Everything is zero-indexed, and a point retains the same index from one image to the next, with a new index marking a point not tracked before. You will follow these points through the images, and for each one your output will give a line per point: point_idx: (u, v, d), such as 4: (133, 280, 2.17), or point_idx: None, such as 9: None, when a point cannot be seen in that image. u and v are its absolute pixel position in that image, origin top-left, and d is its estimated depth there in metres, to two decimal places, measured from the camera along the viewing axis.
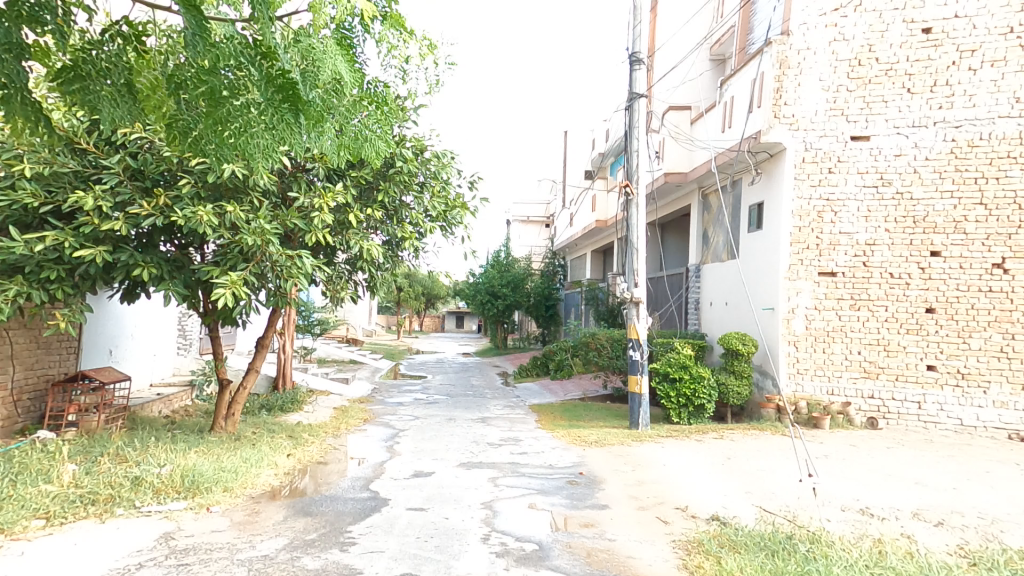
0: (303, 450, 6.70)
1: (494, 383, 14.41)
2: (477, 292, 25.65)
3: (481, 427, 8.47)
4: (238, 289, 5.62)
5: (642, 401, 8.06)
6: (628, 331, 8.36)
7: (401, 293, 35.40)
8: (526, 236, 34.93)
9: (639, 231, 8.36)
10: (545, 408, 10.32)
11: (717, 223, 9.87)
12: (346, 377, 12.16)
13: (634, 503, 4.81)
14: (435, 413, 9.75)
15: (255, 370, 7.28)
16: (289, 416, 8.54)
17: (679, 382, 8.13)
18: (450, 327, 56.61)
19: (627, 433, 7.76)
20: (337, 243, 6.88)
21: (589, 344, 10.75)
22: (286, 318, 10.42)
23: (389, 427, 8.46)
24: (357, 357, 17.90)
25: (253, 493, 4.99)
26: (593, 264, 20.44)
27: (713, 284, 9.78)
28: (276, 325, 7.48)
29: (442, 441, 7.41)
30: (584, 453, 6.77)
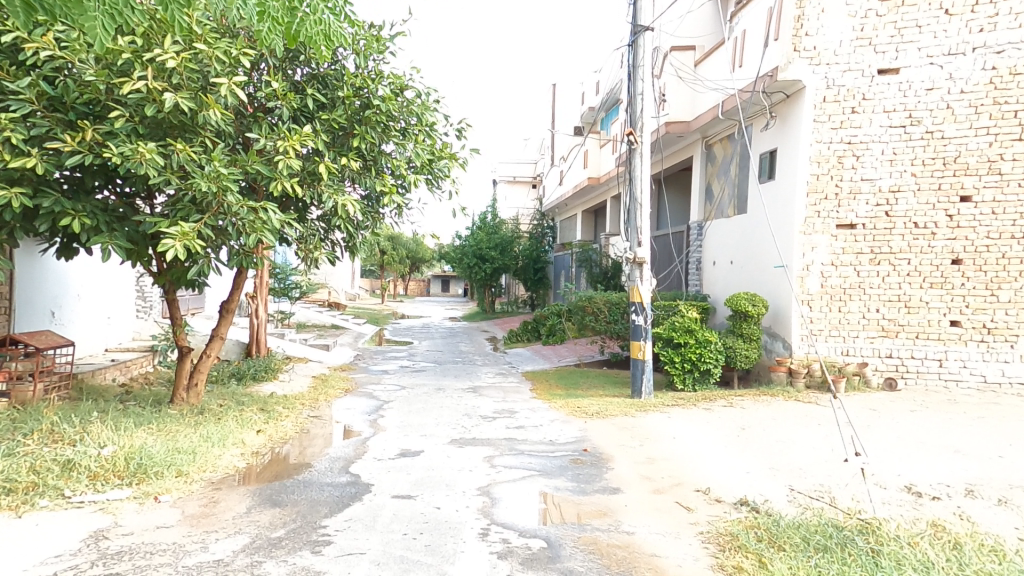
0: (276, 425, 6.03)
1: (483, 349, 13.83)
2: (463, 255, 24.81)
3: (473, 398, 7.87)
4: (191, 241, 4.80)
5: (646, 367, 7.54)
6: (630, 293, 7.76)
7: (385, 258, 34.42)
8: (513, 198, 33.92)
9: (644, 183, 7.62)
10: (538, 376, 9.77)
11: (722, 175, 9.16)
12: (326, 345, 11.47)
13: (649, 486, 4.28)
14: (422, 382, 9.15)
15: (221, 337, 6.53)
16: (262, 387, 7.84)
17: (684, 346, 7.61)
18: (435, 292, 55.86)
19: (630, 403, 7.24)
20: (309, 197, 6.00)
21: (585, 308, 10.17)
22: (259, 280, 9.63)
23: (373, 398, 7.82)
24: (338, 322, 17.14)
25: (214, 478, 4.32)
26: (585, 224, 19.70)
27: (718, 243, 9.16)
28: (243, 287, 6.69)
29: (431, 414, 6.80)
30: (586, 427, 6.28)
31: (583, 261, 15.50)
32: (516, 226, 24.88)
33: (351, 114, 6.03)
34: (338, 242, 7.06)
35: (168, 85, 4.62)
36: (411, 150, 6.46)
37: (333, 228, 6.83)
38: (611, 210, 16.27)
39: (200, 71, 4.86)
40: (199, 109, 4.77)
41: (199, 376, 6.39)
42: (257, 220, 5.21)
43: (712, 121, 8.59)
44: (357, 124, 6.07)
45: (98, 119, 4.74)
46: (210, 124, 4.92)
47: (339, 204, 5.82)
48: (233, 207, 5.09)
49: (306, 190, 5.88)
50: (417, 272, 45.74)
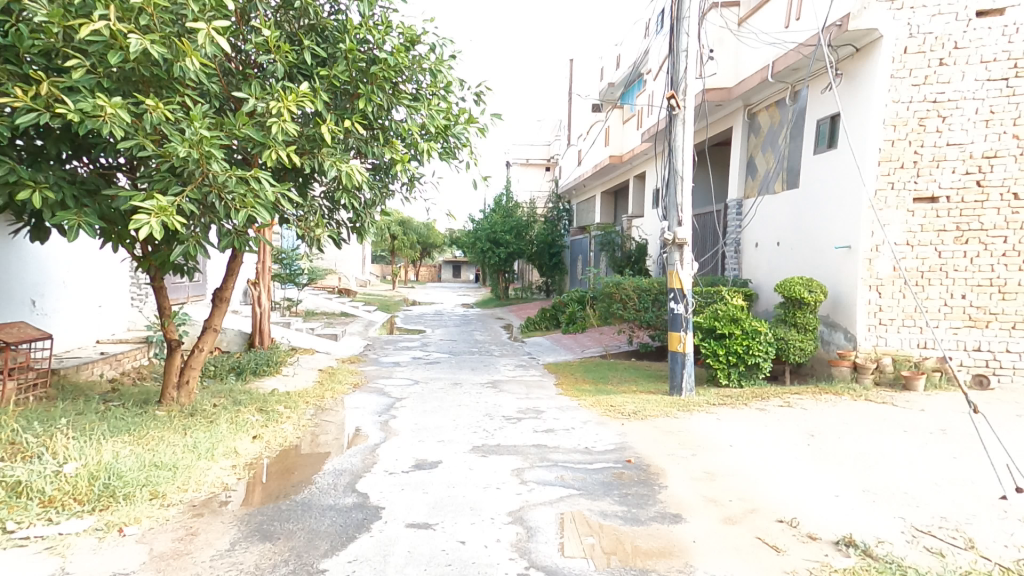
0: (276, 429, 5.35)
1: (500, 338, 13.09)
2: (476, 239, 23.97)
3: (494, 395, 7.15)
4: (169, 216, 4.04)
5: (687, 361, 6.77)
6: (668, 279, 6.95)
7: (395, 242, 33.82)
8: (527, 181, 32.97)
9: (686, 154, 6.72)
10: (562, 370, 9.02)
11: (768, 146, 8.27)
12: (335, 335, 10.82)
13: (719, 513, 3.50)
14: (438, 376, 8.45)
15: (215, 329, 5.83)
16: (263, 382, 7.17)
17: (729, 338, 6.81)
18: (447, 278, 55.26)
19: (671, 401, 6.46)
20: (308, 168, 5.28)
21: (612, 295, 9.39)
22: (261, 266, 8.95)
23: (384, 395, 7.13)
24: (349, 310, 16.53)
25: (196, 500, 3.65)
26: (604, 207, 18.78)
27: (762, 222, 8.30)
28: (239, 273, 5.98)
29: (449, 415, 6.10)
30: (624, 431, 5.52)
31: (605, 245, 14.61)
32: (532, 209, 23.98)
33: (354, 71, 5.25)
34: (344, 223, 6.34)
35: (136, 28, 3.86)
36: (423, 116, 5.69)
37: (336, 203, 6.10)
38: (633, 190, 15.38)
39: (174, 14, 4.11)
40: (174, 59, 4.02)
41: (191, 372, 5.72)
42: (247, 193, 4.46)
43: (759, 84, 7.74)
44: (362, 84, 5.28)
45: (59, 74, 4.02)
46: (188, 78, 4.18)
47: (345, 174, 5.10)
48: (218, 176, 4.35)
49: (305, 160, 5.16)
50: (429, 257, 45.06)
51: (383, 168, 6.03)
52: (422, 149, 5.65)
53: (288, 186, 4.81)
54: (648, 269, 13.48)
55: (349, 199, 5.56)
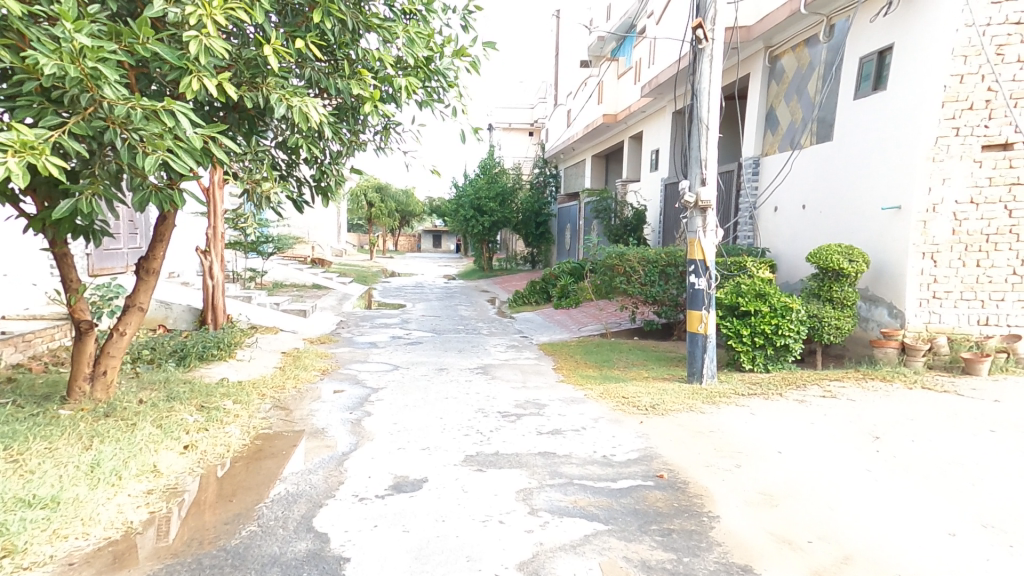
0: (219, 433, 4.26)
1: (487, 313, 12.12)
2: (459, 207, 22.66)
3: (487, 387, 6.21)
4: (36, 157, 2.83)
5: (708, 344, 5.86)
6: (689, 249, 5.97)
7: (373, 210, 32.29)
8: (512, 146, 31.52)
9: (712, 98, 5.64)
10: (560, 353, 8.11)
11: (793, 94, 7.17)
12: (305, 311, 9.67)
13: (804, 562, 2.62)
14: (421, 360, 7.45)
15: (140, 308, 4.67)
16: (211, 369, 6.04)
17: (755, 316, 5.89)
18: (428, 247, 53.81)
19: (693, 392, 5.58)
20: (251, 101, 4.05)
21: (614, 268, 8.53)
22: (212, 231, 7.66)
23: (358, 384, 6.10)
24: (322, 282, 15.34)
25: (76, 556, 2.59)
26: (595, 171, 17.68)
27: (781, 183, 7.33)
28: (169, 240, 4.78)
29: (435, 413, 5.12)
30: (645, 431, 4.59)
31: (600, 212, 13.61)
32: (518, 175, 22.71)
33: None
34: (305, 181, 5.31)
35: None
36: (399, 43, 4.47)
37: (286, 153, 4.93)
38: (628, 152, 14.37)
39: None
40: None
41: (110, 361, 4.56)
42: (158, 133, 3.27)
43: (788, 18, 6.71)
44: None
45: None
46: None
47: (298, 111, 3.91)
48: (114, 107, 3.15)
49: (244, 92, 3.96)
50: (409, 226, 43.46)
51: (348, 109, 4.81)
52: (399, 85, 4.42)
53: (224, 128, 3.66)
54: (646, 237, 12.59)
55: (304, 146, 4.42)
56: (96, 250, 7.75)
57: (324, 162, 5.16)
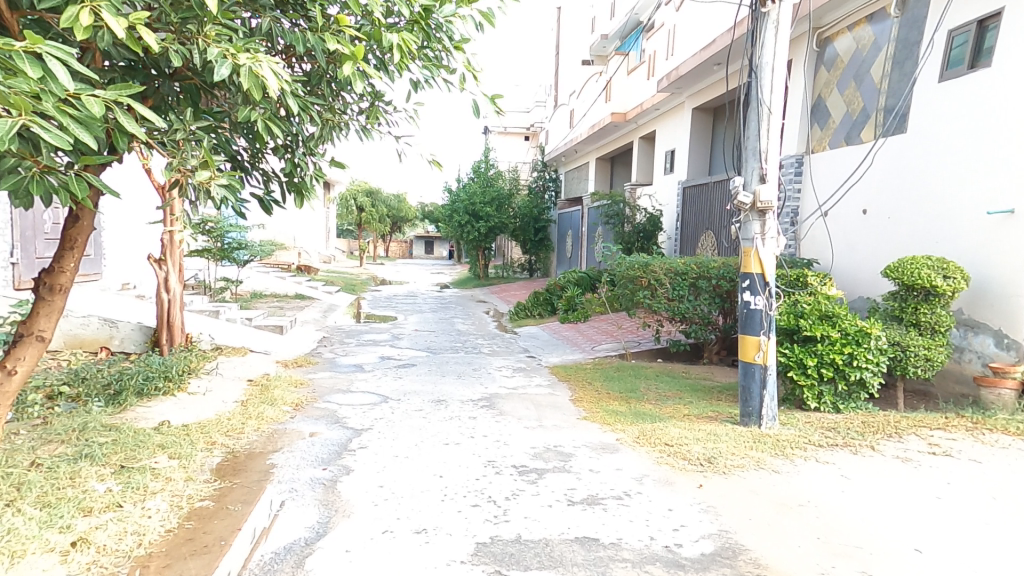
0: (131, 513, 3.08)
1: (486, 328, 11.04)
2: (452, 213, 21.51)
3: (495, 428, 5.09)
4: None
5: (767, 378, 4.78)
6: (742, 260, 4.97)
7: (362, 216, 31.15)
8: (508, 149, 30.67)
9: (779, 76, 4.62)
10: (576, 380, 7.01)
11: (850, 81, 6.19)
12: (282, 327, 8.51)
13: None
14: (415, 390, 6.33)
15: (41, 338, 3.55)
16: (151, 408, 4.80)
17: (821, 343, 4.83)
18: (420, 253, 52.68)
19: (755, 439, 4.45)
20: (184, 54, 2.92)
21: (637, 281, 7.64)
22: (168, 237, 6.45)
23: (337, 424, 4.94)
24: (306, 291, 14.18)
25: None
26: (600, 174, 16.73)
27: (831, 185, 6.37)
28: (85, 248, 3.63)
29: (433, 471, 3.99)
30: (707, 499, 3.51)
31: (609, 218, 12.62)
32: (515, 179, 21.73)
33: None
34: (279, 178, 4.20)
35: None
36: None
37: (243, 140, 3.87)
38: (640, 154, 13.45)
39: None
40: None
41: None
42: (23, 87, 2.15)
43: None
44: None
45: None
46: None
47: (247, 73, 2.78)
48: None
49: (169, 42, 2.85)
50: (400, 232, 42.36)
51: (321, 75, 3.71)
52: (392, 45, 3.27)
53: (137, 90, 2.57)
54: (662, 246, 11.81)
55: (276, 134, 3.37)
56: (25, 258, 6.85)
57: (297, 150, 4.14)
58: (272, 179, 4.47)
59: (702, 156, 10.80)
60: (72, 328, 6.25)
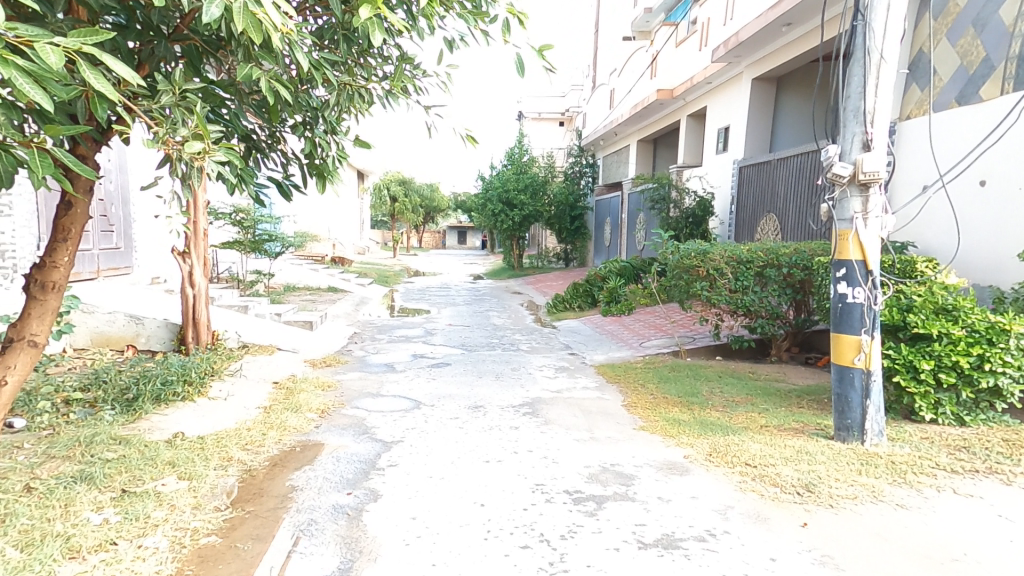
0: (121, 554, 2.57)
1: (524, 322, 10.45)
2: (485, 202, 20.88)
3: (540, 441, 4.51)
4: None
5: (871, 388, 4.00)
6: (836, 244, 4.19)
7: (394, 206, 30.93)
8: (541, 136, 29.89)
9: (888, 21, 3.83)
10: (627, 381, 6.35)
11: (966, 28, 5.33)
12: (312, 323, 8.14)
13: None
14: (450, 393, 5.80)
15: (35, 343, 3.12)
16: (168, 416, 4.29)
17: (938, 342, 4.09)
18: (452, 244, 52.48)
19: (864, 456, 3.76)
20: None
21: (695, 271, 6.90)
22: (191, 227, 5.92)
23: (365, 435, 4.42)
24: (338, 284, 13.92)
25: None
26: (640, 158, 15.80)
27: (930, 156, 5.58)
28: (81, 240, 3.13)
29: (473, 497, 3.42)
30: (815, 542, 2.82)
31: (655, 203, 11.75)
32: (549, 165, 20.94)
33: None
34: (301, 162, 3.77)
35: None
36: None
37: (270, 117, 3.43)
38: (688, 133, 12.52)
39: None
40: None
41: None
42: None
43: None
44: None
45: None
46: None
47: (242, 14, 2.12)
48: None
49: None
50: (432, 222, 42.17)
51: (339, 28, 3.18)
52: None
53: (108, 38, 2.01)
54: (713, 230, 10.95)
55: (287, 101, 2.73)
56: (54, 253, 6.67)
57: (317, 128, 3.75)
58: (292, 161, 4.13)
59: (761, 132, 9.86)
60: (99, 326, 5.94)
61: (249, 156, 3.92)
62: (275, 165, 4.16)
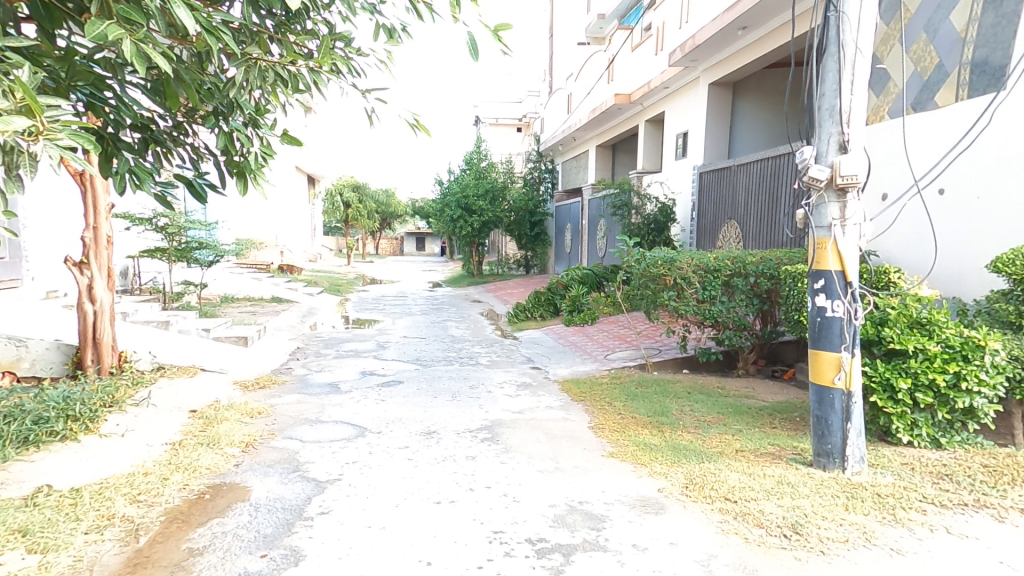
0: None
1: (483, 333, 9.94)
2: (444, 207, 20.24)
3: (500, 474, 3.99)
4: None
5: (852, 410, 3.71)
6: (812, 254, 3.91)
7: (349, 211, 29.81)
8: (501, 141, 29.58)
9: (863, 14, 3.59)
10: (592, 399, 5.94)
11: (918, 33, 5.22)
12: (248, 339, 7.35)
13: None
14: (400, 417, 5.21)
15: None
16: (40, 463, 3.55)
17: (915, 359, 3.85)
18: (411, 250, 51.40)
19: (849, 486, 3.48)
20: None
21: (662, 279, 6.61)
22: (90, 233, 5.16)
23: (293, 473, 3.78)
24: (285, 294, 13.00)
25: None
26: (601, 164, 15.65)
27: (887, 163, 5.54)
28: None
29: (417, 554, 2.86)
30: None
31: (616, 209, 11.49)
32: (509, 170, 20.58)
33: None
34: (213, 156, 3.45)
35: None
36: None
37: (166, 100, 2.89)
38: (647, 140, 12.39)
39: None
40: None
41: None
42: None
43: None
44: None
45: None
46: None
47: None
48: None
49: None
50: (390, 228, 41.11)
51: None
52: None
53: None
54: (674, 238, 10.84)
55: (167, 73, 2.02)
56: None
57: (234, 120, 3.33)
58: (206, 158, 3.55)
59: (718, 138, 9.75)
60: None
61: (147, 149, 3.18)
62: (182, 162, 3.55)
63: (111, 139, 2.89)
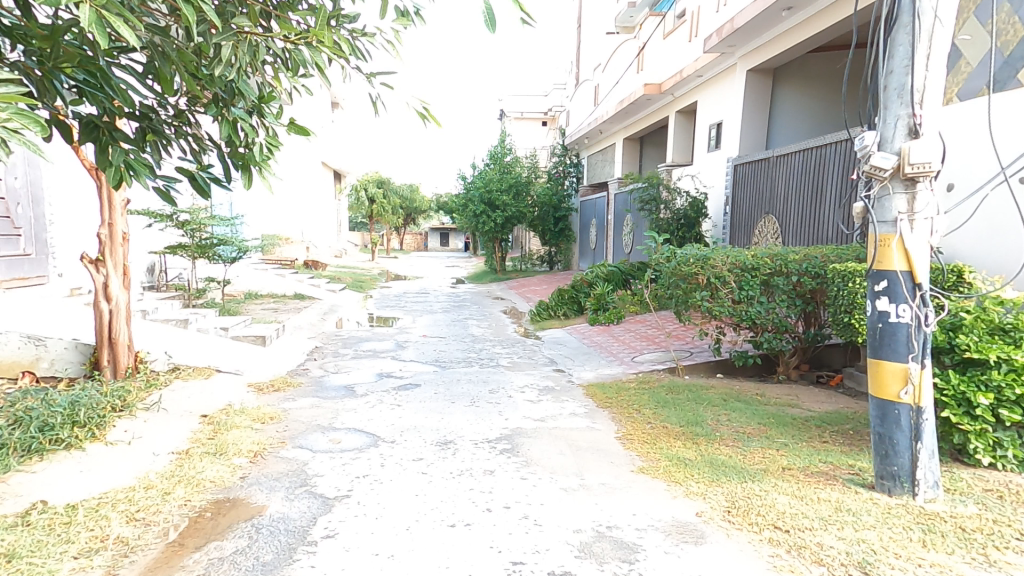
0: None
1: (505, 332, 9.65)
2: (467, 203, 20.00)
3: (520, 492, 3.68)
4: None
5: (922, 430, 3.28)
6: (872, 253, 3.48)
7: (373, 207, 29.87)
8: (524, 135, 29.19)
9: None
10: (620, 405, 5.59)
11: (999, 5, 4.69)
12: (265, 338, 7.22)
13: None
14: (416, 424, 4.95)
15: None
16: (45, 471, 3.43)
17: (997, 370, 3.42)
18: (435, 246, 51.55)
19: (922, 516, 3.06)
20: None
21: (694, 279, 6.20)
22: (106, 230, 4.99)
23: (298, 487, 3.55)
24: (307, 291, 12.95)
25: None
26: (627, 157, 15.15)
27: (956, 149, 5.02)
28: None
29: None
30: None
31: (644, 203, 11.03)
32: (532, 164, 20.18)
33: None
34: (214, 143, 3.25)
35: None
36: None
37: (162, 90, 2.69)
38: (677, 131, 11.87)
39: None
40: None
41: None
42: None
43: None
44: None
45: None
46: None
47: None
48: None
49: None
50: (414, 224, 41.20)
51: None
52: None
53: None
54: (706, 234, 10.36)
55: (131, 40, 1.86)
56: None
57: (235, 107, 3.11)
58: (210, 147, 3.33)
59: (756, 128, 9.19)
60: None
61: (144, 140, 2.90)
62: (182, 153, 3.31)
63: (107, 128, 2.66)
